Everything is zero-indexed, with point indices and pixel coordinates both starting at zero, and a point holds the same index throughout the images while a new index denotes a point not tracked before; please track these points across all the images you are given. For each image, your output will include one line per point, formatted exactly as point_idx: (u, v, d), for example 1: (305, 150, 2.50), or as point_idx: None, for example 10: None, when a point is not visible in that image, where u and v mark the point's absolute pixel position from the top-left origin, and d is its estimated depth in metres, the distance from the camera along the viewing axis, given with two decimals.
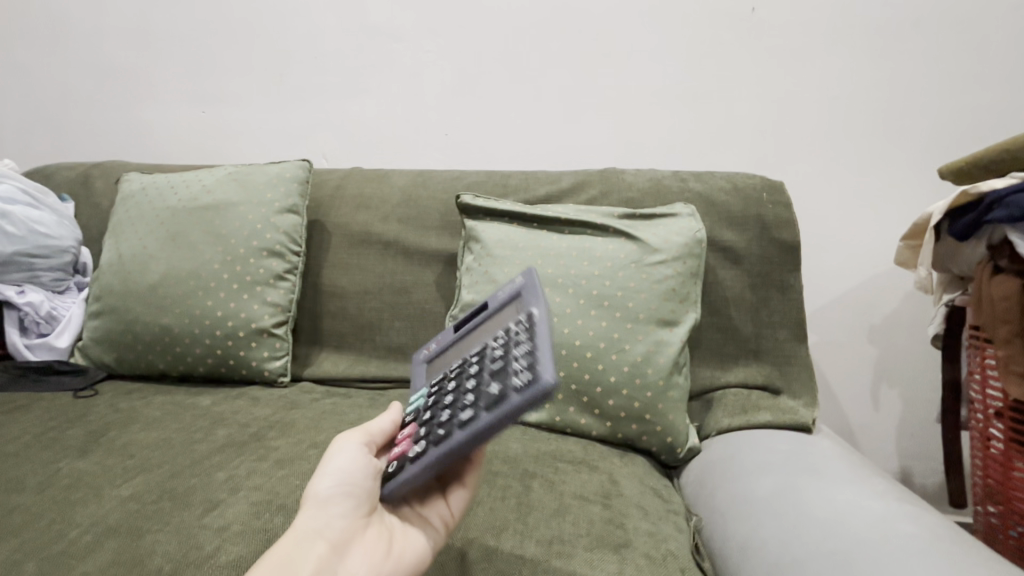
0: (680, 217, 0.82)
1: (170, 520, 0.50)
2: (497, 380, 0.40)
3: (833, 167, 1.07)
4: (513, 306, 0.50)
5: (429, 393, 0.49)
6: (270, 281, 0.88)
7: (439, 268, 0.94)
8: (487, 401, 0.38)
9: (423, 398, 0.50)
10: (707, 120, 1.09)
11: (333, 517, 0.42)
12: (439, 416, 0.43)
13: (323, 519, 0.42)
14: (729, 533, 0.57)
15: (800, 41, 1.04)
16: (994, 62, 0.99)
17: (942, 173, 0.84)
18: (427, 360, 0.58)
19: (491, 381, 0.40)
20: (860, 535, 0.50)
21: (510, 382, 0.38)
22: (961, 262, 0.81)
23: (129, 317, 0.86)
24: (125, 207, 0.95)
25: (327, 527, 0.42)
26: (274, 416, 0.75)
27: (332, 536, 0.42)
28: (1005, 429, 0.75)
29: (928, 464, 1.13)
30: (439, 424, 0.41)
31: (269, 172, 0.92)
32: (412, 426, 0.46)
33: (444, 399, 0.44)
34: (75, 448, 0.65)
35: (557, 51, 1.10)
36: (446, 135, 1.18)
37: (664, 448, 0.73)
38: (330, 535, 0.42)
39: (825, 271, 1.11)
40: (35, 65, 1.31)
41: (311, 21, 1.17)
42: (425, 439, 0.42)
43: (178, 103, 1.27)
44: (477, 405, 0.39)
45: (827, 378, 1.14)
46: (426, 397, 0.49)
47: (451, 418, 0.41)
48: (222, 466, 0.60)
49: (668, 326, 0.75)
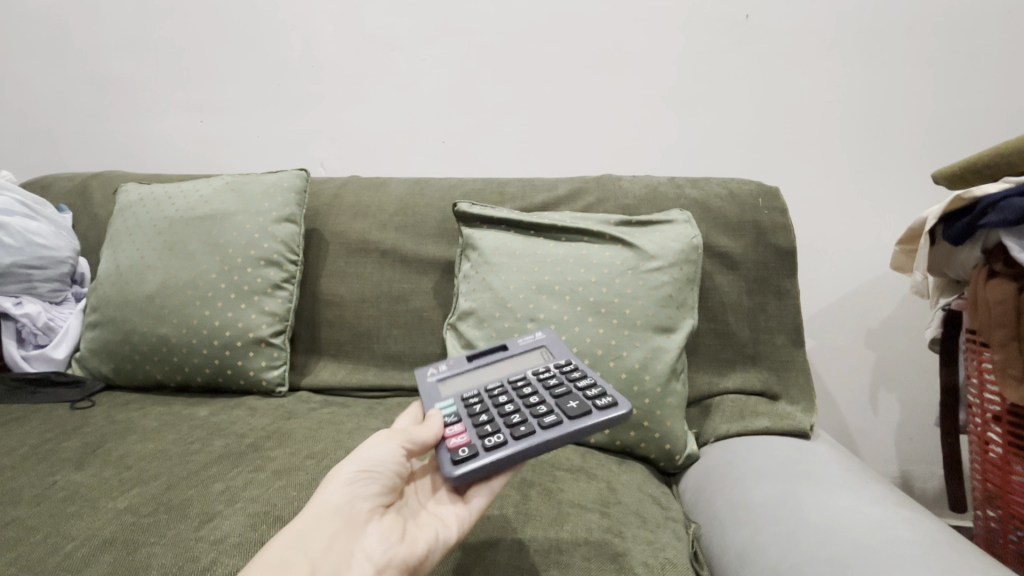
0: (676, 224, 0.82)
1: (166, 533, 0.50)
2: (571, 400, 0.49)
3: (827, 172, 1.07)
4: (542, 356, 0.61)
5: (471, 406, 0.53)
6: (267, 291, 0.88)
7: (436, 276, 0.94)
8: (569, 412, 0.47)
9: (461, 411, 0.53)
10: (703, 126, 1.10)
11: (355, 495, 0.45)
12: (509, 421, 0.49)
13: (346, 495, 0.45)
14: (727, 540, 0.57)
15: (793, 47, 1.04)
16: (985, 67, 1.00)
17: (936, 177, 0.84)
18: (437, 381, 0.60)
19: (564, 401, 0.49)
20: (859, 542, 0.49)
21: (591, 402, 0.48)
22: (956, 266, 0.82)
23: (126, 327, 0.86)
24: (122, 217, 0.95)
25: (346, 504, 0.44)
26: (272, 426, 0.75)
27: (349, 513, 0.44)
28: (1003, 433, 0.75)
29: (928, 468, 1.13)
30: (514, 427, 0.48)
31: (267, 182, 0.93)
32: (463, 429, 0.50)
33: (505, 411, 0.51)
34: (72, 460, 0.64)
35: (553, 59, 1.11)
36: (443, 143, 1.18)
37: (663, 455, 0.73)
38: (345, 514, 0.44)
39: (822, 275, 1.11)
40: (35, 77, 1.32)
41: (308, 31, 1.17)
42: (500, 435, 0.47)
43: (176, 114, 1.27)
44: (562, 413, 0.48)
45: (825, 382, 1.14)
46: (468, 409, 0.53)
47: (532, 421, 0.48)
48: (218, 477, 0.60)
49: (666, 332, 0.75)
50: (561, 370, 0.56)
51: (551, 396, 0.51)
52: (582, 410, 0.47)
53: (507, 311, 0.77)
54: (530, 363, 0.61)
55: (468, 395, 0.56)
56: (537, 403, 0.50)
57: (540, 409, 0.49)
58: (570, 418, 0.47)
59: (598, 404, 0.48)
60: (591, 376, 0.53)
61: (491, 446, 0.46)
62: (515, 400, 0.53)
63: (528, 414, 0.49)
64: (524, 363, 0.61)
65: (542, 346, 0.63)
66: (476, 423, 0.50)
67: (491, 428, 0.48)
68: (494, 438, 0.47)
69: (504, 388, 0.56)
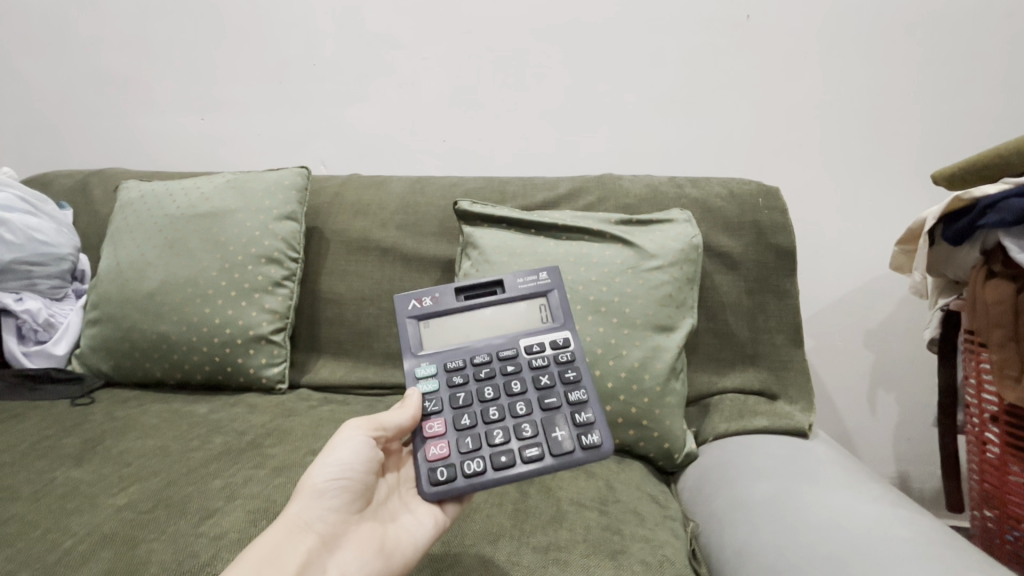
0: (676, 223, 0.82)
1: (166, 528, 0.50)
2: (558, 428, 0.51)
3: (827, 172, 1.07)
4: (540, 314, 0.60)
5: (455, 391, 0.55)
6: (268, 288, 0.88)
7: (437, 275, 0.94)
8: (554, 448, 0.50)
9: (444, 391, 0.55)
10: (704, 126, 1.10)
11: (326, 507, 0.46)
12: (492, 438, 0.51)
13: (316, 508, 0.45)
14: (725, 538, 0.57)
15: (794, 47, 1.04)
16: (986, 68, 1.00)
17: (937, 178, 0.84)
18: (421, 318, 0.59)
19: (550, 427, 0.52)
20: (856, 540, 0.50)
21: (578, 439, 0.51)
22: (957, 266, 0.82)
23: (126, 324, 0.86)
24: (123, 214, 0.95)
25: (317, 517, 0.45)
26: (272, 423, 0.75)
27: (322, 526, 0.45)
28: (1000, 433, 0.75)
29: (926, 467, 1.13)
30: (497, 449, 0.50)
31: (268, 179, 0.93)
32: (445, 429, 0.52)
33: (490, 418, 0.53)
34: (72, 456, 0.65)
35: (554, 58, 1.11)
36: (444, 142, 1.18)
37: (661, 454, 0.73)
38: (317, 528, 0.45)
39: (822, 275, 1.11)
40: (36, 73, 1.32)
41: (310, 29, 1.17)
42: (481, 459, 0.50)
43: (178, 111, 1.27)
44: (545, 445, 0.50)
45: (824, 382, 1.14)
46: (451, 394, 0.54)
47: (514, 449, 0.50)
48: (218, 474, 0.60)
49: (665, 331, 0.75)
50: (555, 363, 0.57)
51: (537, 412, 0.53)
52: (566, 449, 0.50)
53: None
54: (524, 319, 0.60)
55: (453, 366, 0.56)
56: (523, 419, 0.53)
57: (524, 432, 0.51)
58: (551, 455, 0.50)
59: (584, 442, 0.50)
60: (584, 390, 0.54)
61: (469, 474, 0.49)
62: (502, 401, 0.54)
63: (513, 432, 0.52)
64: (519, 318, 0.60)
65: (541, 297, 0.61)
66: (458, 427, 0.52)
67: (473, 445, 0.51)
68: (473, 463, 0.50)
69: (493, 371, 0.56)
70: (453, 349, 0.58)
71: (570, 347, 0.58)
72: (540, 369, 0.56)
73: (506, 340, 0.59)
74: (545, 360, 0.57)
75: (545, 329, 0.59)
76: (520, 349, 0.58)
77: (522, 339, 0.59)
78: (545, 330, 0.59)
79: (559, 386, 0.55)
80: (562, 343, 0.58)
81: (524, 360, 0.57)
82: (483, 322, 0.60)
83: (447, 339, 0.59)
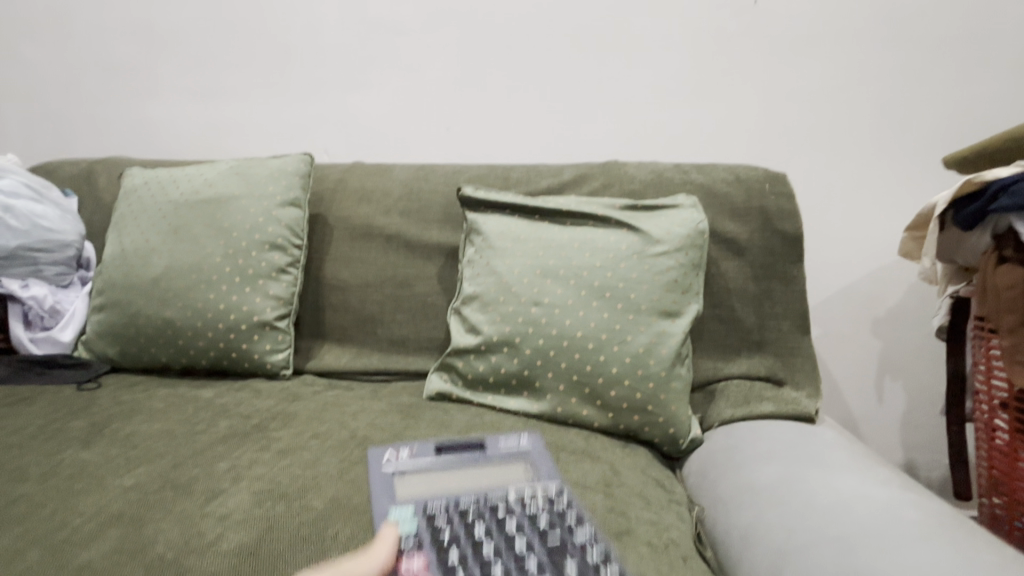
0: (682, 208, 0.82)
1: (173, 508, 0.51)
2: (566, 563, 0.45)
3: (835, 159, 1.06)
4: (524, 471, 0.58)
5: (438, 529, 0.47)
6: (272, 274, 0.88)
7: (441, 261, 0.94)
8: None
9: (425, 530, 0.47)
10: (710, 112, 1.08)
11: None
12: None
13: None
14: (731, 522, 0.57)
15: (803, 32, 1.03)
16: (999, 51, 0.98)
17: (947, 162, 0.82)
18: (397, 472, 0.57)
19: (556, 563, 0.45)
20: (865, 522, 0.49)
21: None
22: (966, 252, 0.80)
23: (131, 310, 0.87)
24: (127, 201, 0.95)
25: None
26: (277, 407, 0.75)
27: None
28: (1009, 419, 0.75)
29: (933, 456, 1.13)
30: None
31: (271, 166, 0.93)
32: (427, 565, 0.44)
33: (483, 556, 0.45)
34: (79, 439, 0.65)
35: (559, 44, 1.10)
36: (448, 129, 1.17)
37: (666, 439, 0.72)
38: None
39: (829, 263, 1.10)
40: (39, 62, 1.32)
41: (313, 15, 1.17)
42: None
43: (181, 99, 1.27)
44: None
45: (831, 371, 1.13)
46: (434, 533, 0.47)
47: None
48: (224, 456, 0.60)
49: (670, 317, 0.75)
50: (553, 508, 0.51)
51: (538, 548, 0.46)
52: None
53: (511, 295, 0.78)
54: (507, 473, 0.58)
55: (433, 506, 0.50)
56: (524, 556, 0.45)
57: (528, 566, 0.44)
58: None
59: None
60: (590, 527, 0.49)
61: None
62: (495, 538, 0.47)
63: (512, 568, 0.44)
64: (502, 472, 0.58)
65: (522, 458, 0.61)
66: (442, 566, 0.44)
67: None
68: None
69: (480, 513, 0.50)
70: (426, 497, 0.52)
71: (560, 491, 0.54)
72: (530, 509, 0.51)
73: (490, 487, 0.54)
74: (541, 506, 0.51)
75: (528, 481, 0.56)
76: (506, 492, 0.53)
77: (506, 487, 0.54)
78: (528, 481, 0.56)
79: (557, 524, 0.49)
80: (552, 490, 0.54)
81: (512, 500, 0.52)
82: (463, 474, 0.57)
83: (418, 488, 0.54)
